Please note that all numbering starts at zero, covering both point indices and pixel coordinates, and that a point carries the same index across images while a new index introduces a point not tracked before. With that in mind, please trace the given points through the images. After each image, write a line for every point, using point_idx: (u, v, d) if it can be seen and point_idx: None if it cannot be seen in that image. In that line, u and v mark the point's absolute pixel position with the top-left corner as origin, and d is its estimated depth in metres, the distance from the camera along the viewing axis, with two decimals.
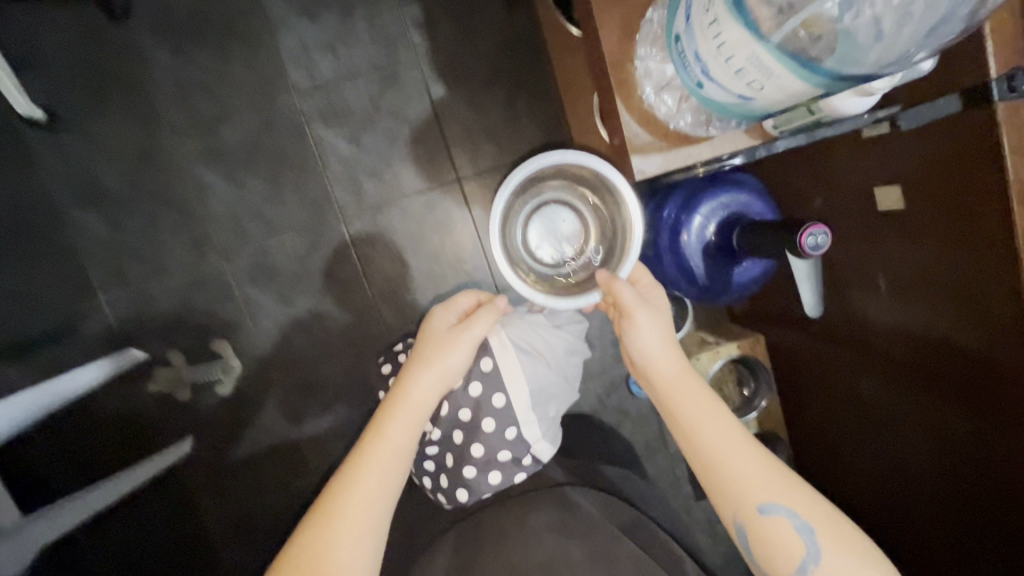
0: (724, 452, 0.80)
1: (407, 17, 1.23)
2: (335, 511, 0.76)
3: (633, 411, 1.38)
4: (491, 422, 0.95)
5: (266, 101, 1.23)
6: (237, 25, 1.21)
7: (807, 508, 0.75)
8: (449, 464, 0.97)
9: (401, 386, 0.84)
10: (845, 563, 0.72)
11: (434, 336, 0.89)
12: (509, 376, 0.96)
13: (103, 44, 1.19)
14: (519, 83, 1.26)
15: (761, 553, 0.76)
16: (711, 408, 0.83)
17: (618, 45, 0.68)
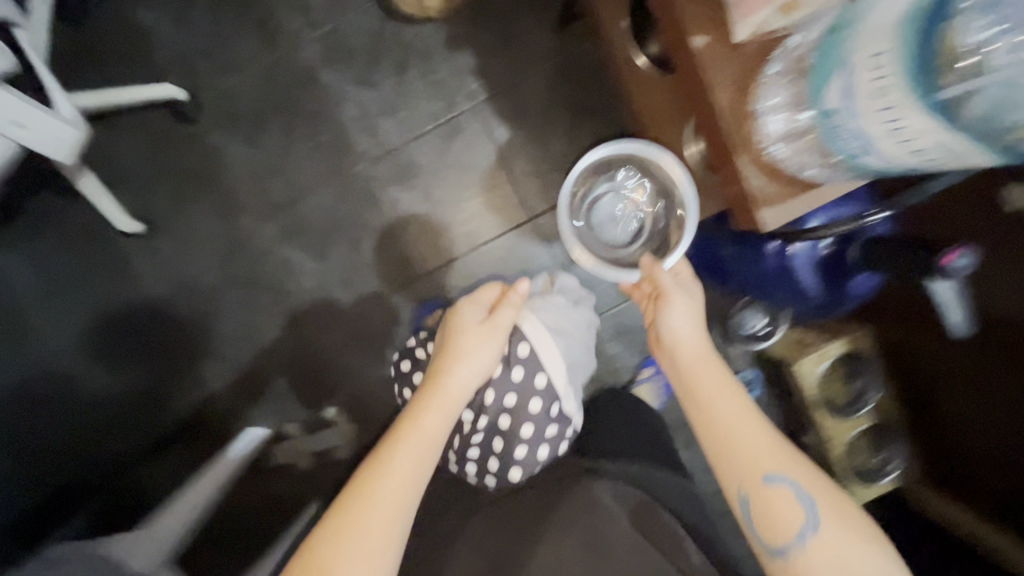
0: (735, 427, 0.81)
1: (461, 66, 1.23)
2: (367, 503, 0.74)
3: None
4: (538, 402, 0.93)
5: (338, 173, 1.26)
6: (299, 104, 1.23)
7: (813, 481, 0.77)
8: (497, 448, 0.94)
9: (439, 380, 0.84)
10: (845, 536, 0.73)
11: (469, 328, 0.88)
12: (549, 355, 0.94)
13: (179, 147, 1.24)
14: (581, 111, 1.25)
15: (760, 523, 0.77)
16: (729, 384, 0.84)
17: (734, 102, 0.67)
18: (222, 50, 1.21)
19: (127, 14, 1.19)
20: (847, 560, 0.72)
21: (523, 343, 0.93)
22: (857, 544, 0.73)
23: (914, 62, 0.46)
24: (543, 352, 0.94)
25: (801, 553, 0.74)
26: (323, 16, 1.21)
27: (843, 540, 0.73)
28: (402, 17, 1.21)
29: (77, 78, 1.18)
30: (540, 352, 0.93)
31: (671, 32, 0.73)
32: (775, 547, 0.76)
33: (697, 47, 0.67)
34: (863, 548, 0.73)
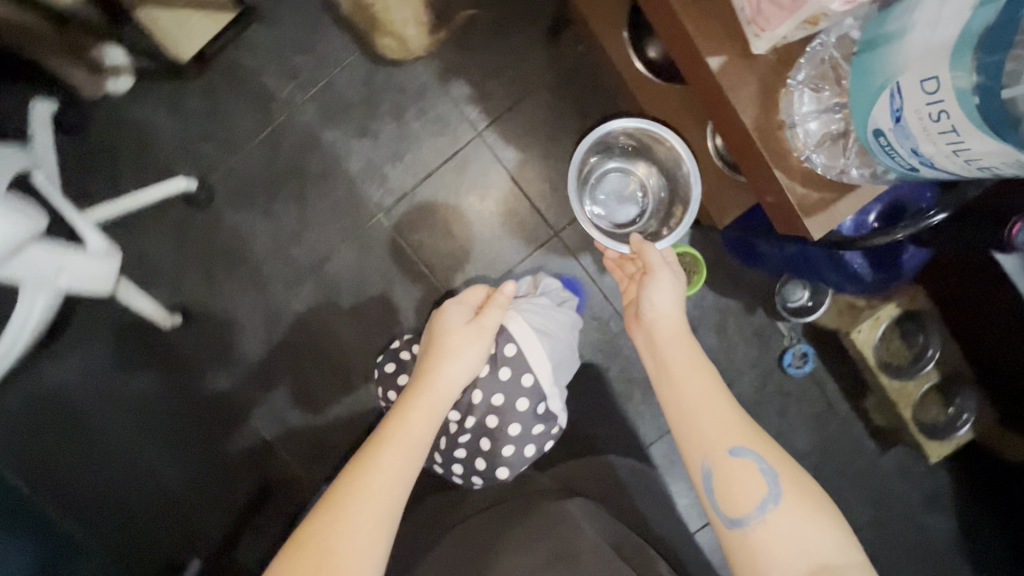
0: (708, 405, 0.86)
1: (458, 98, 1.21)
2: (360, 490, 0.73)
3: (792, 391, 1.39)
4: (525, 401, 1.01)
5: (356, 227, 1.26)
6: (306, 167, 1.23)
7: (774, 455, 0.82)
8: (486, 448, 1.00)
9: (426, 377, 0.88)
10: (800, 507, 0.77)
11: (456, 330, 0.94)
12: (531, 353, 1.02)
13: (204, 232, 1.25)
14: (586, 118, 1.21)
15: (722, 496, 0.81)
16: (700, 365, 0.91)
17: (760, 115, 0.64)
18: (222, 130, 1.21)
19: (121, 112, 1.18)
20: (802, 532, 0.75)
21: (509, 344, 1.01)
22: (810, 516, 0.77)
23: (968, 92, 0.41)
24: (527, 349, 1.02)
25: (761, 524, 0.77)
26: (312, 76, 1.20)
27: (798, 509, 0.77)
28: (390, 60, 1.19)
29: (87, 187, 1.18)
30: (524, 350, 1.01)
31: (681, 50, 0.69)
32: (735, 518, 0.79)
33: (715, 68, 0.63)
34: (816, 519, 0.77)
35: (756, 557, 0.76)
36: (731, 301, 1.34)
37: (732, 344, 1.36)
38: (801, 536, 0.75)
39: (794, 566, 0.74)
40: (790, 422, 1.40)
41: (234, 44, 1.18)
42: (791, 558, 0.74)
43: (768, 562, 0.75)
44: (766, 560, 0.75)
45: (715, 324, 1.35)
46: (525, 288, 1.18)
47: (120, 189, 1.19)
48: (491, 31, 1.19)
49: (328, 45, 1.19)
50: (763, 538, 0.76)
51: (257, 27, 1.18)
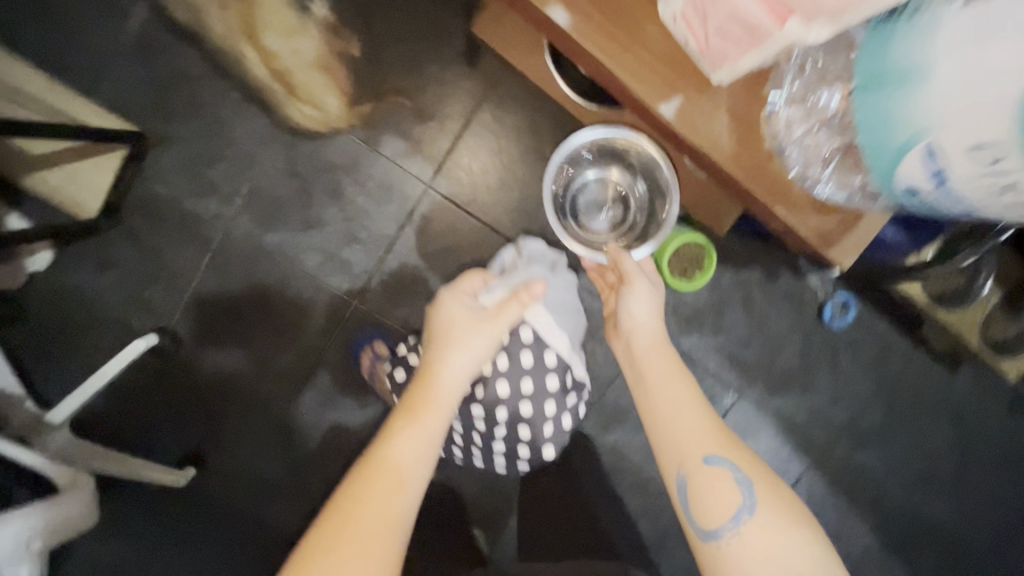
0: (684, 412, 0.78)
1: (394, 155, 1.08)
2: (368, 495, 0.66)
3: (840, 340, 1.28)
4: (555, 378, 0.98)
5: (334, 324, 1.15)
6: (263, 279, 1.13)
7: (752, 465, 0.72)
8: (525, 432, 0.99)
9: (432, 372, 0.80)
10: (778, 518, 0.68)
11: (459, 317, 0.84)
12: (545, 330, 0.98)
13: (186, 371, 1.15)
14: (537, 134, 1.09)
15: (696, 505, 0.71)
16: (675, 368, 0.83)
17: (738, 145, 0.65)
18: (165, 270, 1.11)
19: (57, 286, 1.09)
20: (778, 545, 0.66)
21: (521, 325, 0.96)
22: (787, 531, 0.67)
23: None
24: (539, 323, 0.97)
25: (735, 540, 0.67)
26: (234, 184, 1.08)
27: (775, 521, 0.67)
28: (310, 140, 1.07)
29: (54, 370, 1.10)
30: (537, 327, 0.97)
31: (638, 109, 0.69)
32: (709, 529, 0.69)
33: (672, 114, 0.65)
34: (793, 533, 0.67)
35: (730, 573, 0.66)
36: (750, 271, 1.22)
37: (764, 315, 1.25)
38: (778, 550, 0.65)
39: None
40: (844, 372, 1.30)
41: (142, 177, 1.06)
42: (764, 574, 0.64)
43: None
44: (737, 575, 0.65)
45: (742, 299, 1.23)
46: (508, 261, 1.05)
47: (86, 362, 1.11)
48: (406, 73, 1.05)
49: (239, 145, 1.06)
50: (737, 552, 0.67)
51: (159, 152, 1.06)
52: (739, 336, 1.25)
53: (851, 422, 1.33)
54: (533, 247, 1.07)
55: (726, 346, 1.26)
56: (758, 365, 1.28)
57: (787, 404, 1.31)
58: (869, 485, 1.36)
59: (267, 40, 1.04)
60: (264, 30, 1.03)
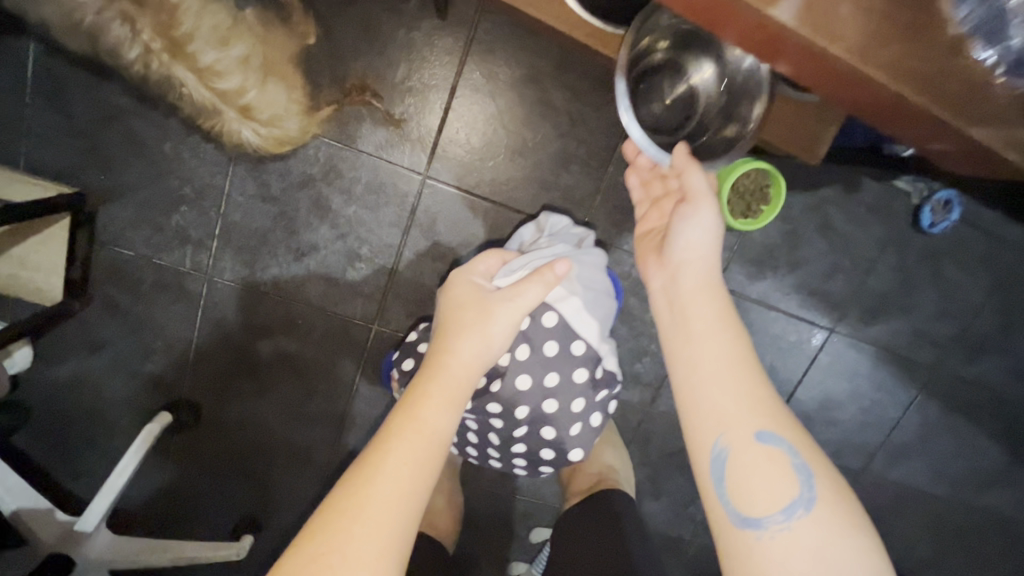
0: (736, 372, 0.60)
1: (376, 148, 0.89)
2: (359, 510, 0.52)
3: (941, 245, 1.08)
4: (583, 371, 0.80)
5: (359, 355, 1.01)
6: (268, 325, 0.98)
7: (808, 451, 0.57)
8: (547, 437, 0.81)
9: (437, 360, 0.65)
10: (831, 519, 0.53)
11: (469, 299, 0.70)
12: (572, 314, 0.80)
13: (212, 440, 1.04)
14: (542, 83, 0.88)
15: (736, 489, 0.56)
16: (728, 316, 0.65)
17: (896, 48, 0.50)
18: (157, 338, 0.97)
19: (48, 380, 0.97)
20: (827, 550, 0.51)
21: (545, 309, 0.79)
22: (841, 536, 0.52)
23: None
24: (568, 312, 0.79)
25: (778, 537, 0.52)
26: (203, 226, 0.91)
27: (826, 521, 0.53)
28: (275, 154, 0.88)
29: (82, 464, 1.02)
30: (564, 313, 0.79)
31: (781, 57, 0.55)
32: (746, 517, 0.54)
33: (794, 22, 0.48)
34: (847, 539, 0.52)
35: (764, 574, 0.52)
36: (823, 188, 1.02)
37: (848, 236, 1.05)
38: (828, 556, 0.51)
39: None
40: (950, 280, 1.10)
41: (98, 242, 0.91)
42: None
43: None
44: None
45: (817, 222, 1.04)
46: (529, 239, 0.89)
47: (110, 450, 1.02)
48: (367, 44, 0.85)
49: (196, 179, 0.89)
50: (777, 553, 0.52)
51: (109, 208, 0.89)
52: (821, 267, 1.06)
53: (966, 334, 1.14)
54: (558, 225, 0.90)
55: (808, 281, 1.07)
56: (850, 295, 1.09)
57: (886, 330, 1.12)
58: (991, 397, 1.19)
59: (200, 68, 0.84)
60: (192, 53, 0.83)
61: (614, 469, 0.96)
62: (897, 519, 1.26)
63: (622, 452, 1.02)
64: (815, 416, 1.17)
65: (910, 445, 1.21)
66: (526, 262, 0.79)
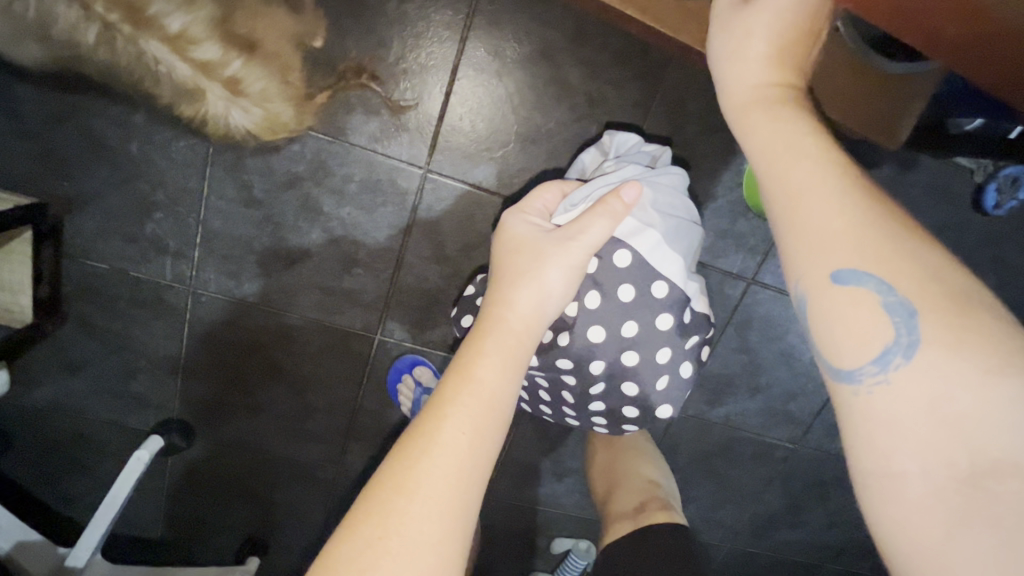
0: (801, 196, 0.42)
1: (369, 140, 0.79)
2: (415, 485, 0.44)
3: (1005, 228, 0.96)
4: (669, 316, 0.62)
5: (362, 368, 0.92)
6: (261, 339, 0.89)
7: (914, 276, 0.36)
8: (629, 392, 0.65)
9: (490, 313, 0.55)
10: (962, 362, 0.33)
11: (525, 242, 0.58)
12: (649, 250, 0.61)
13: (210, 457, 0.96)
14: (557, 58, 0.77)
15: (824, 341, 0.39)
16: (793, 144, 0.45)
17: None
18: (141, 357, 0.89)
19: (25, 404, 0.90)
20: (957, 407, 0.32)
21: (614, 246, 0.61)
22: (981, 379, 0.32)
23: None
24: (643, 247, 0.61)
25: (876, 395, 0.35)
26: (180, 234, 0.82)
27: (947, 368, 0.33)
28: (256, 151, 0.78)
29: (72, 489, 0.96)
30: (639, 248, 0.61)
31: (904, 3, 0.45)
32: (836, 374, 0.37)
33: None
34: (991, 386, 0.32)
35: (866, 446, 0.35)
36: (875, 168, 0.90)
37: None
38: (958, 415, 0.32)
39: (934, 475, 0.32)
40: (1013, 266, 0.99)
41: (67, 256, 0.82)
42: (927, 453, 0.32)
43: (880, 449, 0.34)
44: (873, 447, 0.34)
45: None
46: (591, 166, 0.74)
47: (102, 473, 0.96)
48: (355, 19, 0.73)
49: (169, 183, 0.79)
50: (878, 417, 0.35)
51: (75, 219, 0.80)
52: None
53: None
54: (626, 144, 0.73)
55: None
56: None
57: None
58: None
59: (170, 36, 0.71)
60: (155, 17, 0.70)
61: (656, 484, 0.87)
62: None
63: (663, 466, 0.92)
64: None
65: None
66: (589, 195, 0.63)
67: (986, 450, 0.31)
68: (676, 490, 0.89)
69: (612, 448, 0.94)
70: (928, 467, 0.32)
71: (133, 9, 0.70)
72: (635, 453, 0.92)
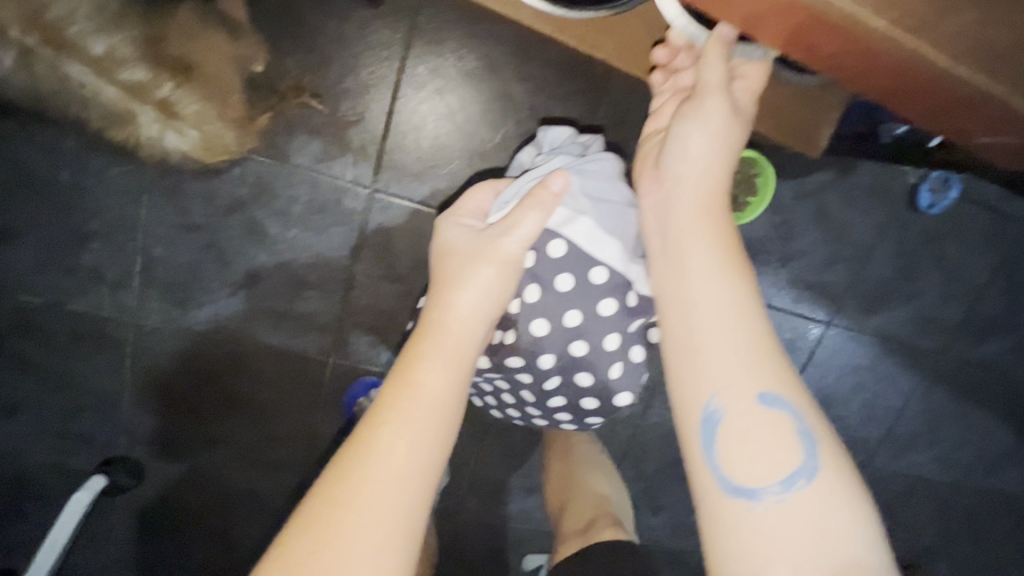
0: (732, 322, 0.49)
1: (313, 161, 0.78)
2: (351, 492, 0.43)
3: (942, 226, 1.00)
4: (613, 301, 0.61)
5: (318, 391, 0.90)
6: (212, 368, 0.87)
7: (810, 413, 0.47)
8: (582, 381, 0.64)
9: (430, 318, 0.55)
10: (836, 488, 0.44)
11: (460, 246, 0.58)
12: (584, 237, 0.60)
13: (160, 493, 0.92)
14: (501, 76, 0.78)
15: (728, 453, 0.46)
16: (726, 261, 0.52)
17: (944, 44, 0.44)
18: (83, 394, 0.85)
19: None
20: (826, 522, 0.43)
21: (549, 238, 0.61)
22: (844, 502, 0.44)
23: None
24: (577, 236, 0.60)
25: (772, 508, 0.44)
26: (119, 264, 0.79)
27: (826, 490, 0.44)
28: (196, 174, 0.77)
29: (13, 538, 0.91)
30: (573, 238, 0.60)
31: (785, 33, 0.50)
32: (738, 483, 0.45)
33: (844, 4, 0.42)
34: (849, 509, 0.44)
35: (755, 548, 0.43)
36: (816, 174, 0.93)
37: (845, 222, 0.97)
38: (826, 526, 0.43)
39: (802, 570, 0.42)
40: (955, 263, 1.03)
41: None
42: (801, 553, 0.42)
43: (764, 549, 0.43)
44: (759, 548, 0.43)
45: (812, 210, 0.95)
46: (528, 162, 0.73)
47: (44, 520, 0.91)
48: (293, 42, 0.73)
49: (104, 212, 0.77)
50: (769, 521, 0.43)
51: (6, 252, 0.77)
52: (817, 258, 0.98)
53: (969, 319, 1.07)
54: (559, 138, 0.73)
55: (804, 274, 0.99)
56: (849, 286, 1.01)
57: (888, 319, 1.04)
58: (999, 378, 1.13)
59: (93, 59, 0.65)
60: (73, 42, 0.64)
61: (608, 499, 0.88)
62: (910, 513, 1.19)
63: (618, 481, 0.93)
64: None
65: (917, 436, 1.14)
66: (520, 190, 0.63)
67: (840, 553, 0.42)
68: (627, 507, 0.90)
69: (573, 461, 0.93)
70: (796, 567, 0.42)
71: (48, 31, 0.63)
72: (592, 467, 0.92)
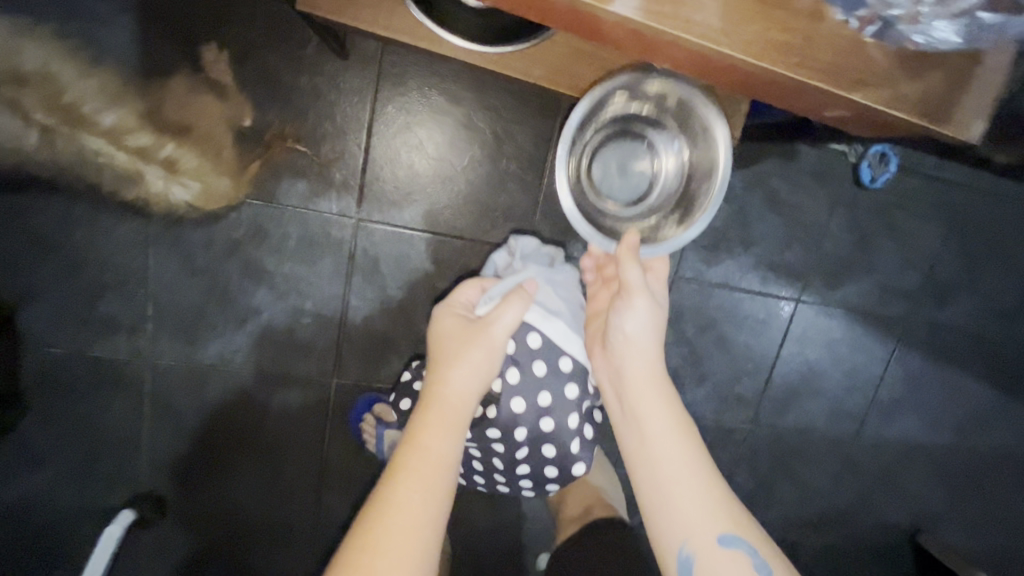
0: (686, 475, 0.57)
1: (301, 201, 0.86)
2: (379, 544, 0.48)
3: (889, 198, 1.08)
4: (576, 386, 0.72)
5: (324, 416, 0.96)
6: (226, 406, 0.93)
7: (764, 544, 0.54)
8: (547, 454, 0.73)
9: (430, 391, 0.61)
10: None
11: (452, 330, 0.65)
12: (555, 334, 0.71)
13: (182, 531, 0.97)
14: (462, 106, 0.87)
15: None
16: (675, 422, 0.60)
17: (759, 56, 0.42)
18: (105, 438, 0.91)
19: None
20: None
21: (527, 330, 0.70)
22: None
23: None
24: (550, 331, 0.70)
25: None
26: (132, 311, 0.87)
27: None
28: (195, 223, 0.85)
29: None
30: (547, 334, 0.70)
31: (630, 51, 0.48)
32: None
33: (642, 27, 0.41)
34: None
35: None
36: (763, 163, 1.01)
37: (797, 204, 1.04)
38: None
39: None
40: (907, 231, 1.10)
41: (26, 348, 0.86)
42: None
43: None
44: None
45: (764, 195, 1.03)
46: (501, 264, 0.82)
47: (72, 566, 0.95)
48: (274, 97, 0.82)
49: (115, 266, 0.84)
50: None
51: (28, 311, 0.85)
52: (775, 240, 1.05)
53: (930, 283, 1.14)
54: (528, 247, 0.84)
55: (767, 256, 1.06)
56: (811, 263, 1.08)
57: (852, 290, 1.11)
58: (969, 336, 1.18)
59: (103, 130, 0.79)
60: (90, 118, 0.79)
61: (605, 488, 0.93)
62: (906, 477, 1.23)
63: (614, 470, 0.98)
64: (802, 389, 1.15)
65: (900, 401, 1.19)
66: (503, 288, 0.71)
67: None
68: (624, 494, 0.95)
69: None
70: None
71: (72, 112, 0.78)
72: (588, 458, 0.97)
